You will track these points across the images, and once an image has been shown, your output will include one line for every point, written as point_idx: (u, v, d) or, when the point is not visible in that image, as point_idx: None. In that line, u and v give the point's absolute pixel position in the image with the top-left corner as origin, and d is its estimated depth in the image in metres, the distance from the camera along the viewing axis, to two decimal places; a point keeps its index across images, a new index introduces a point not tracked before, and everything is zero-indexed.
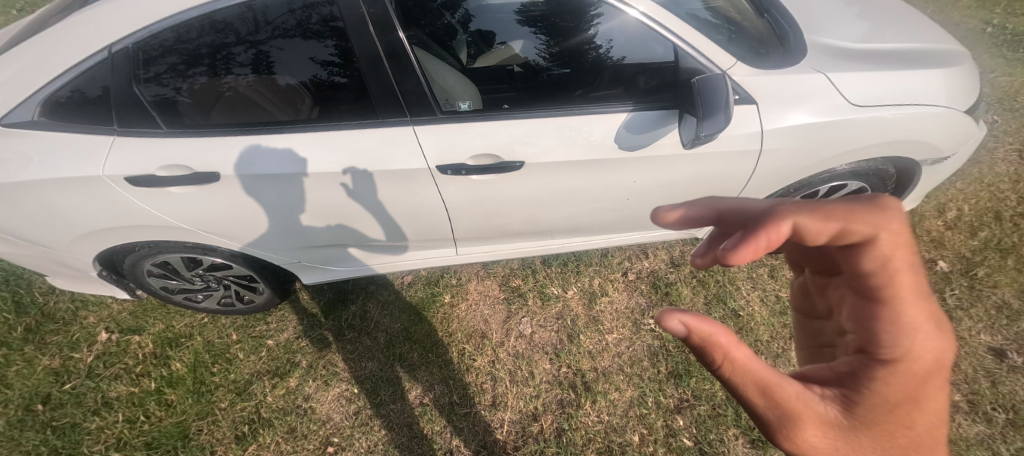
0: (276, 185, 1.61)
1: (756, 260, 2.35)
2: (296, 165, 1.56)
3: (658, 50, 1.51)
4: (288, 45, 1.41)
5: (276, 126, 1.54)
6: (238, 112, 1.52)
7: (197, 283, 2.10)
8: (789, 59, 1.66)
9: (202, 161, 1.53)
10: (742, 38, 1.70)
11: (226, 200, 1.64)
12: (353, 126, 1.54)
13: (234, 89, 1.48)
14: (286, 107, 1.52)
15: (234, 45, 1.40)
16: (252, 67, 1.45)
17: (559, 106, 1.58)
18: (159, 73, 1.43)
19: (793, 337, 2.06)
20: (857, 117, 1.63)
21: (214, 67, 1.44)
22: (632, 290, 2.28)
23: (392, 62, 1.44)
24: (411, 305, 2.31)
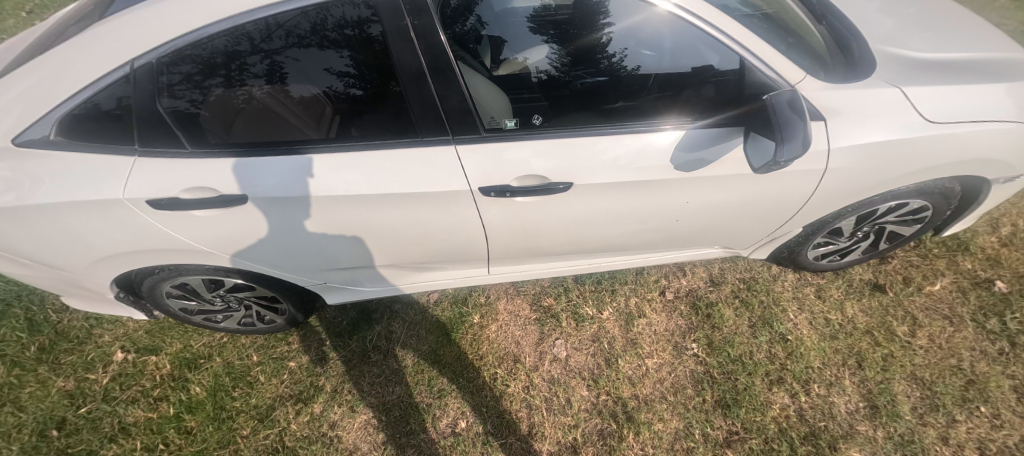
0: (307, 207, 1.51)
1: (802, 279, 2.23)
2: (328, 186, 1.46)
3: (713, 61, 1.40)
4: (304, 55, 1.30)
5: (307, 146, 1.43)
6: (256, 128, 1.41)
7: (218, 303, 2.00)
8: (854, 72, 1.54)
9: (229, 183, 1.44)
10: (801, 49, 1.60)
11: (254, 223, 1.55)
12: (391, 145, 1.44)
13: (250, 101, 1.37)
14: (314, 122, 1.41)
15: (255, 56, 1.30)
16: (266, 77, 1.34)
17: (602, 122, 1.47)
18: (173, 82, 1.32)
19: (846, 364, 1.95)
20: (930, 136, 1.51)
21: (229, 76, 1.33)
22: (671, 311, 2.16)
23: (434, 76, 1.33)
24: (438, 326, 2.21)
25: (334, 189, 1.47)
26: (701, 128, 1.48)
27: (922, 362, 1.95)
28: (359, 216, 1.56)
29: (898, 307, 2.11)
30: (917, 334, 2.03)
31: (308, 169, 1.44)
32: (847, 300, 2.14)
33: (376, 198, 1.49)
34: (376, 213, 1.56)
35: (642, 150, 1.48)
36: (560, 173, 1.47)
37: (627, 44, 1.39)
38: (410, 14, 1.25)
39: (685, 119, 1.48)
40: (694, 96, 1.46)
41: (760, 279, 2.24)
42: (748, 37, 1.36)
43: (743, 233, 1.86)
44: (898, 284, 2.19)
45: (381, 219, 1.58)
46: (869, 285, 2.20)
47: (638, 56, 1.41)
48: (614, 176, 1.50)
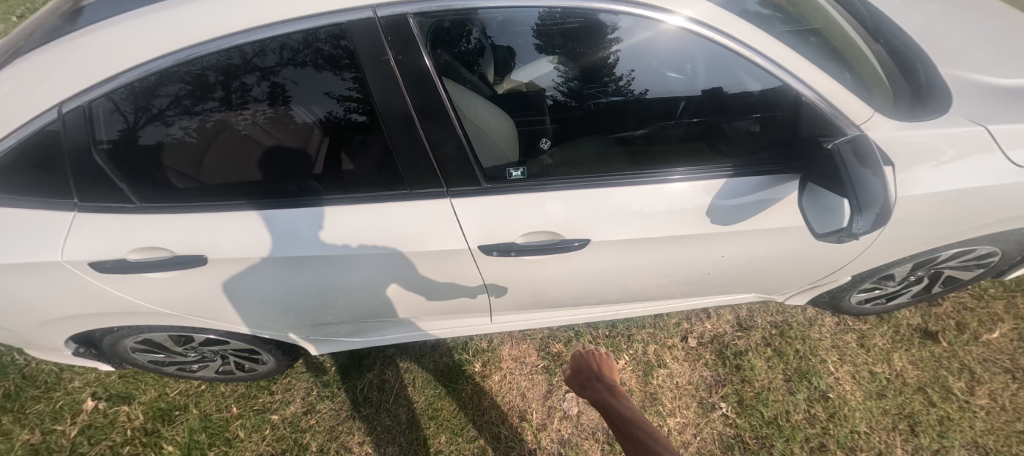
0: (279, 266, 1.30)
1: (841, 323, 1.99)
2: (302, 243, 1.25)
3: (757, 92, 1.16)
4: (303, 77, 1.05)
5: (276, 201, 1.23)
6: (255, 162, 1.17)
7: (190, 355, 1.81)
8: (923, 105, 1.31)
9: (186, 244, 1.23)
10: (860, 76, 1.36)
11: (220, 283, 1.34)
12: (374, 198, 1.22)
13: (252, 129, 1.13)
14: (286, 178, 1.19)
15: (256, 77, 1.05)
16: (268, 100, 1.09)
17: (626, 165, 1.24)
18: (162, 107, 1.07)
19: (895, 429, 1.72)
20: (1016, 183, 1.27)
21: (227, 98, 1.08)
22: (695, 360, 1.94)
23: (426, 118, 1.10)
24: (436, 375, 2.00)
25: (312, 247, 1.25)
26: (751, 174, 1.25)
27: (984, 427, 1.71)
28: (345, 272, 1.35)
29: (953, 358, 1.88)
30: (976, 392, 1.79)
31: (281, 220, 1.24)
32: (894, 349, 1.91)
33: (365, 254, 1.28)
34: (366, 269, 1.35)
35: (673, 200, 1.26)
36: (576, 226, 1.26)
37: (637, 64, 1.14)
38: (393, 46, 1.01)
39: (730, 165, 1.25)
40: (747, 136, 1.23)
41: (794, 323, 2.00)
42: (799, 65, 1.13)
43: (782, 281, 1.63)
44: (951, 331, 1.95)
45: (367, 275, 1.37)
46: (918, 331, 1.96)
47: (654, 79, 1.16)
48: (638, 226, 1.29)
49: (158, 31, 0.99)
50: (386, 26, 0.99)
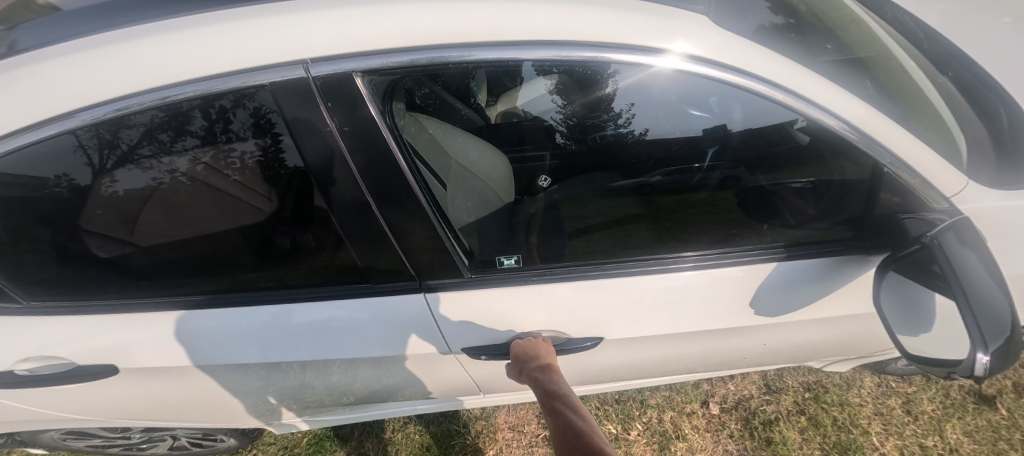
0: (221, 367, 1.12)
1: (882, 384, 1.75)
2: (256, 349, 1.08)
3: (805, 142, 0.98)
4: (288, 107, 0.80)
5: (206, 299, 1.03)
6: (248, 210, 0.94)
7: (135, 437, 1.57)
8: (1011, 162, 1.08)
9: (95, 348, 1.02)
10: (930, 117, 1.11)
11: (151, 382, 1.12)
12: (339, 298, 1.05)
13: (242, 172, 0.89)
14: (252, 253, 0.99)
15: (238, 106, 0.81)
16: (257, 134, 0.84)
17: (647, 239, 1.10)
18: (132, 144, 0.82)
19: None
20: None
21: (209, 132, 0.83)
22: (718, 431, 1.69)
23: (386, 204, 0.91)
24: (422, 448, 1.76)
25: (286, 348, 1.09)
26: (801, 244, 1.11)
27: None
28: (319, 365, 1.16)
29: (1015, 428, 1.63)
30: None
31: (250, 324, 1.05)
32: (946, 417, 1.66)
33: (350, 351, 1.12)
34: (352, 364, 1.18)
35: (691, 288, 1.12)
36: (590, 318, 1.11)
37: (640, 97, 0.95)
38: (336, 112, 0.81)
39: (779, 245, 1.11)
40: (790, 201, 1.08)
41: (829, 384, 1.76)
42: (855, 118, 0.92)
43: (818, 350, 1.39)
44: (1009, 393, 1.70)
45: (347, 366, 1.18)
46: (972, 394, 1.71)
47: (674, 120, 0.98)
48: (656, 315, 1.14)
49: (26, 96, 0.78)
50: (326, 91, 0.79)
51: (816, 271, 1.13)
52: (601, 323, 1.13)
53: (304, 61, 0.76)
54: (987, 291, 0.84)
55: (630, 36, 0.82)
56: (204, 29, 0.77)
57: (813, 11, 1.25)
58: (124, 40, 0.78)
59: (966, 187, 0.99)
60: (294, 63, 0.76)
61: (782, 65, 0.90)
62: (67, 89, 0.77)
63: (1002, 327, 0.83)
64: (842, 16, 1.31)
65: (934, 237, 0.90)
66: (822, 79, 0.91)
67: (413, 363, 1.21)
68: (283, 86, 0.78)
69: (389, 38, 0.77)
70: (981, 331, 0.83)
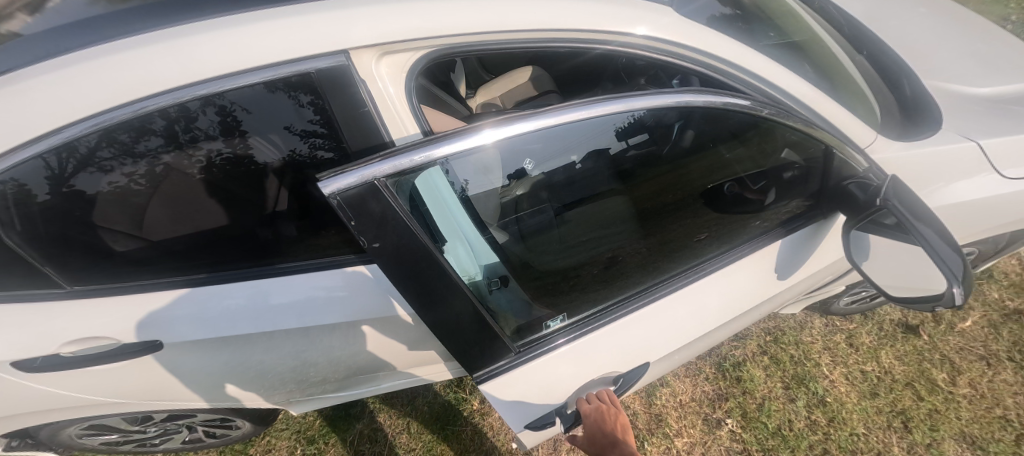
0: (247, 341, 1.20)
1: (829, 324, 2.03)
2: (268, 321, 1.17)
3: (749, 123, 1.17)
4: (261, 107, 0.92)
5: (240, 276, 1.13)
6: (226, 208, 1.04)
7: (152, 430, 1.62)
8: (917, 123, 1.33)
9: (138, 327, 1.09)
10: (851, 89, 1.35)
11: (190, 359, 1.20)
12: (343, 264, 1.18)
13: (210, 170, 0.98)
14: (222, 245, 1.08)
15: (208, 107, 0.89)
16: (223, 133, 0.94)
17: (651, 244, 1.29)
18: (92, 147, 0.88)
19: (891, 427, 1.76)
20: (1005, 193, 1.30)
21: (174, 134, 0.91)
22: (695, 376, 1.92)
23: (427, 302, 0.94)
24: (433, 416, 1.89)
25: (293, 318, 1.18)
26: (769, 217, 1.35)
27: (970, 416, 1.78)
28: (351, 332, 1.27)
29: (934, 351, 1.95)
30: (959, 382, 1.86)
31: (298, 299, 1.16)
32: (881, 346, 1.96)
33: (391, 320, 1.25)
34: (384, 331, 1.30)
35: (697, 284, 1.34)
36: (632, 344, 1.28)
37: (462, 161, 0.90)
38: (363, 229, 0.78)
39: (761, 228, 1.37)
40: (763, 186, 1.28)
41: (786, 329, 2.02)
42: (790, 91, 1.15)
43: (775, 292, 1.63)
44: (930, 323, 2.02)
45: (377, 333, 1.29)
46: (901, 326, 2.02)
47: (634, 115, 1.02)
48: (679, 323, 1.34)
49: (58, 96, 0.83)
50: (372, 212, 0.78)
51: (783, 233, 1.39)
52: (641, 350, 1.31)
53: (346, 52, 0.88)
54: (940, 232, 1.05)
55: (615, 24, 0.99)
56: (250, 21, 0.86)
57: (756, 4, 1.47)
58: (177, 32, 0.85)
59: (876, 140, 1.24)
60: (337, 52, 0.88)
61: (733, 48, 1.10)
62: (117, 81, 0.83)
63: (961, 267, 1.03)
64: (780, 8, 1.54)
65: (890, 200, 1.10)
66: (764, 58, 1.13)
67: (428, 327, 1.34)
68: (285, 79, 0.88)
69: (415, 31, 0.90)
70: (950, 271, 1.04)
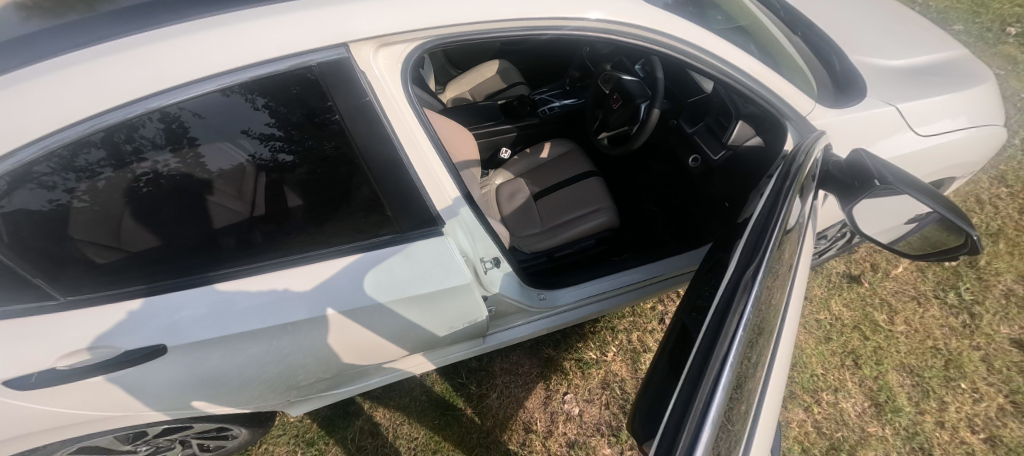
0: (242, 349, 1.16)
1: None
2: (261, 324, 1.12)
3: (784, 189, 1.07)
4: (214, 114, 0.91)
5: (237, 275, 1.09)
6: (186, 223, 1.01)
7: (143, 449, 1.56)
8: (848, 92, 1.51)
9: (134, 338, 1.03)
10: (790, 65, 1.51)
11: (188, 371, 1.15)
12: (338, 255, 1.15)
13: (156, 182, 0.95)
14: (185, 259, 1.04)
15: (157, 119, 0.87)
16: (169, 144, 0.92)
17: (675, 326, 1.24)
18: (27, 163, 0.81)
19: (845, 366, 2.02)
20: (924, 149, 1.50)
21: (118, 152, 0.88)
22: None
23: None
24: (432, 404, 1.94)
25: (285, 316, 1.14)
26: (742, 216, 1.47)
27: (907, 349, 2.06)
28: (358, 329, 1.23)
29: (875, 295, 2.21)
30: (896, 320, 2.14)
31: (303, 294, 1.14)
32: (831, 296, 2.21)
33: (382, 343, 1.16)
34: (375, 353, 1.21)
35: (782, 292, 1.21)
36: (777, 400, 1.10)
37: None
38: None
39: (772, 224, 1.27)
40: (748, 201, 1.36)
41: None
42: (746, 69, 1.28)
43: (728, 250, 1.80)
44: (869, 271, 2.29)
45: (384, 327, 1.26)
46: (846, 277, 2.27)
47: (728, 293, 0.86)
48: None
49: (42, 98, 0.79)
50: None
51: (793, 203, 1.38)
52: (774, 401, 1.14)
53: (346, 44, 0.90)
54: (932, 194, 1.05)
55: (592, 13, 1.08)
56: (249, 17, 0.87)
57: None
58: (171, 32, 0.85)
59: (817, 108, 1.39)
60: (336, 45, 0.90)
61: (691, 32, 1.21)
62: (105, 82, 0.81)
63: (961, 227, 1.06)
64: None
65: (886, 177, 1.08)
66: (717, 38, 1.25)
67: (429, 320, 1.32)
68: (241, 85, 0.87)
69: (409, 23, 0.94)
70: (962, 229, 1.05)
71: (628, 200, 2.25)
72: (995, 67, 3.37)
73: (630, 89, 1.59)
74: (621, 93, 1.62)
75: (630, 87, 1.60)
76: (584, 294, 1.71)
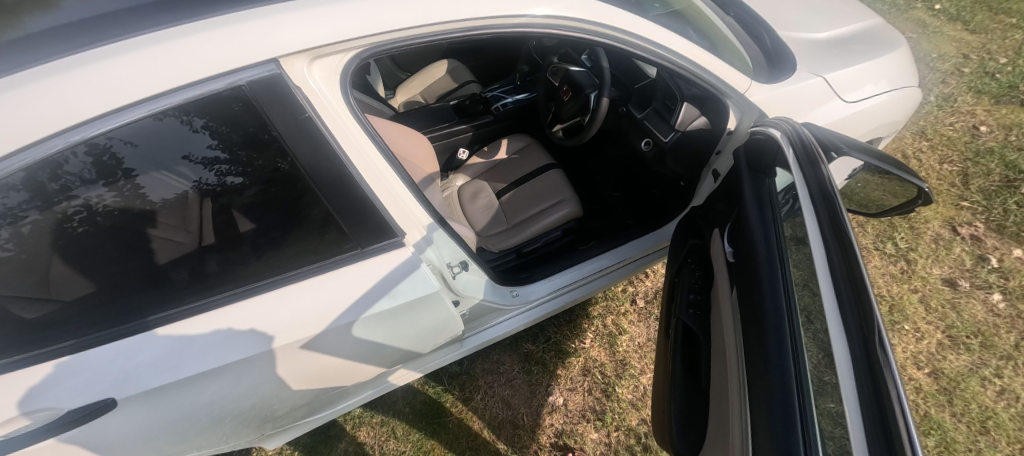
0: (203, 388, 1.09)
1: None
2: (221, 361, 1.06)
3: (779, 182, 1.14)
4: (148, 140, 0.85)
5: (190, 315, 1.02)
6: (129, 262, 0.94)
7: None
8: (779, 66, 1.59)
9: (80, 392, 0.96)
10: (724, 46, 1.58)
11: (148, 419, 1.08)
12: (297, 279, 1.09)
13: (92, 221, 0.87)
14: (131, 300, 0.96)
15: (87, 150, 0.80)
16: (102, 177, 0.85)
17: (678, 334, 1.28)
18: None
19: None
20: (852, 113, 1.60)
21: (44, 191, 0.81)
22: (647, 319, 2.14)
23: None
24: (417, 415, 1.92)
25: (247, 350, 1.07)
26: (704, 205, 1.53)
27: None
28: (330, 349, 1.19)
29: None
30: None
31: (263, 323, 1.08)
32: None
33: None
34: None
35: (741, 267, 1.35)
36: None
37: None
38: None
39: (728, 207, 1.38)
40: (721, 196, 1.40)
41: None
42: (682, 54, 1.32)
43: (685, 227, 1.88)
44: None
45: (357, 346, 1.23)
46: None
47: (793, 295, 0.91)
48: None
49: None
50: None
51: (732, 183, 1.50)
52: None
53: (275, 60, 0.86)
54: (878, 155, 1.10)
55: (530, 11, 1.09)
56: (176, 35, 0.82)
57: None
58: (80, 61, 0.79)
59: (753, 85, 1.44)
60: (266, 60, 0.85)
61: (628, 21, 1.24)
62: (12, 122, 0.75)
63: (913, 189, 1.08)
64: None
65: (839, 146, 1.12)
66: (653, 25, 1.29)
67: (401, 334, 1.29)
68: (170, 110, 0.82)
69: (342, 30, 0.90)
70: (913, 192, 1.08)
71: (589, 188, 2.29)
72: (908, 31, 3.66)
73: (581, 79, 1.61)
74: (570, 84, 1.64)
75: (578, 78, 1.62)
76: (555, 288, 1.75)
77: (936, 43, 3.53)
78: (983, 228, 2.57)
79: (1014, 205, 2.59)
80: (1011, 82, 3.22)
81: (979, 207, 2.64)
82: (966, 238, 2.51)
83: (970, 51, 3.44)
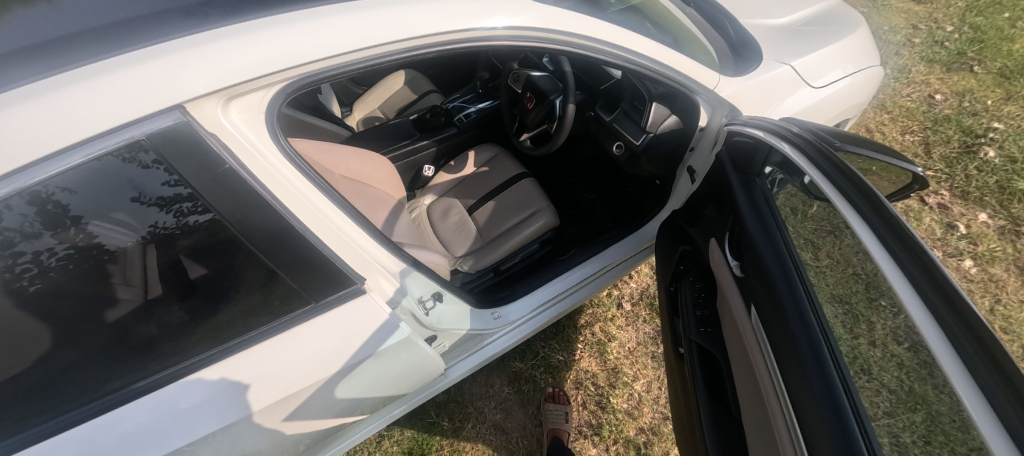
0: None
1: None
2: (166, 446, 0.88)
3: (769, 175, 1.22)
4: (94, 186, 0.70)
5: (121, 399, 0.85)
6: (36, 348, 0.76)
7: None
8: (744, 55, 1.54)
9: None
10: (687, 39, 1.53)
11: None
12: (244, 343, 0.93)
13: (45, 278, 0.73)
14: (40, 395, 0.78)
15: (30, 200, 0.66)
16: (48, 227, 0.70)
17: (694, 354, 1.27)
18: None
19: None
20: (820, 100, 1.57)
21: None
22: (635, 322, 2.10)
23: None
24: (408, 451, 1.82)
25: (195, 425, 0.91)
26: (688, 211, 1.53)
27: None
28: (298, 411, 1.06)
29: None
30: None
31: (210, 397, 0.91)
32: None
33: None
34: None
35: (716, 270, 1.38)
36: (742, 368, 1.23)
37: None
38: None
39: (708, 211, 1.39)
40: (713, 205, 1.37)
41: None
42: (647, 52, 1.25)
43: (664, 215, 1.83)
44: None
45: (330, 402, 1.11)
46: None
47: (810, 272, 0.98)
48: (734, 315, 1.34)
49: None
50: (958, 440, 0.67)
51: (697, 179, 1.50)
52: None
53: (181, 105, 0.69)
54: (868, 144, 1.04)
55: (485, 22, 1.00)
56: (98, 64, 0.68)
57: None
58: None
59: (721, 80, 1.38)
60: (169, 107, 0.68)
61: (588, 24, 1.16)
62: None
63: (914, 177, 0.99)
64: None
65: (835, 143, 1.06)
66: (613, 26, 1.21)
67: (379, 384, 1.16)
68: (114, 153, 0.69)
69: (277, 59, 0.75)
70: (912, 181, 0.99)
71: (563, 193, 2.23)
72: (858, 7, 3.73)
73: (544, 83, 1.53)
74: (532, 90, 1.56)
75: (541, 82, 1.54)
76: (538, 303, 1.67)
77: (886, 16, 3.62)
78: (948, 195, 2.62)
79: (974, 171, 2.66)
80: (960, 49, 3.30)
81: (943, 175, 2.70)
82: (934, 207, 2.56)
83: (918, 22, 3.51)
